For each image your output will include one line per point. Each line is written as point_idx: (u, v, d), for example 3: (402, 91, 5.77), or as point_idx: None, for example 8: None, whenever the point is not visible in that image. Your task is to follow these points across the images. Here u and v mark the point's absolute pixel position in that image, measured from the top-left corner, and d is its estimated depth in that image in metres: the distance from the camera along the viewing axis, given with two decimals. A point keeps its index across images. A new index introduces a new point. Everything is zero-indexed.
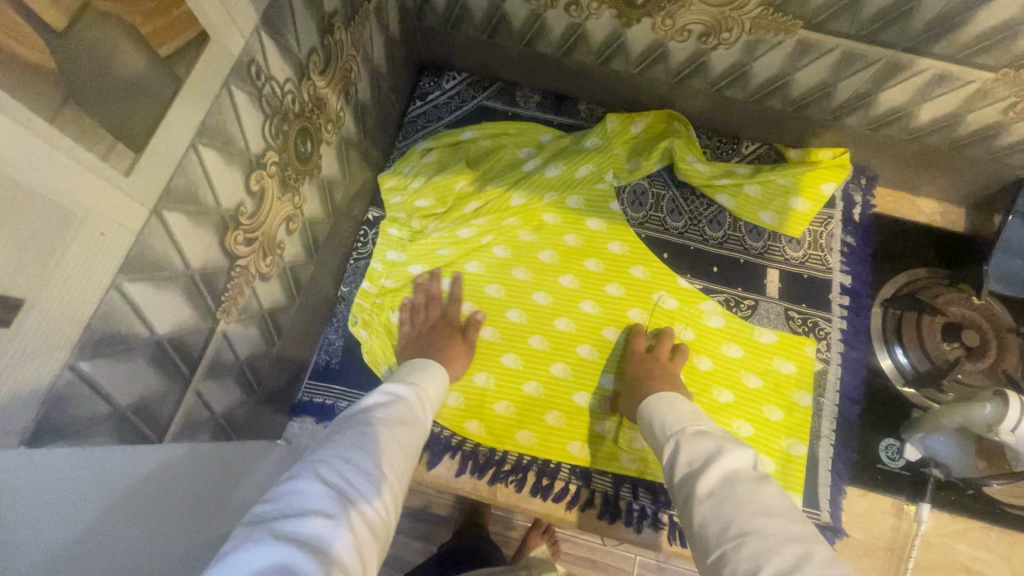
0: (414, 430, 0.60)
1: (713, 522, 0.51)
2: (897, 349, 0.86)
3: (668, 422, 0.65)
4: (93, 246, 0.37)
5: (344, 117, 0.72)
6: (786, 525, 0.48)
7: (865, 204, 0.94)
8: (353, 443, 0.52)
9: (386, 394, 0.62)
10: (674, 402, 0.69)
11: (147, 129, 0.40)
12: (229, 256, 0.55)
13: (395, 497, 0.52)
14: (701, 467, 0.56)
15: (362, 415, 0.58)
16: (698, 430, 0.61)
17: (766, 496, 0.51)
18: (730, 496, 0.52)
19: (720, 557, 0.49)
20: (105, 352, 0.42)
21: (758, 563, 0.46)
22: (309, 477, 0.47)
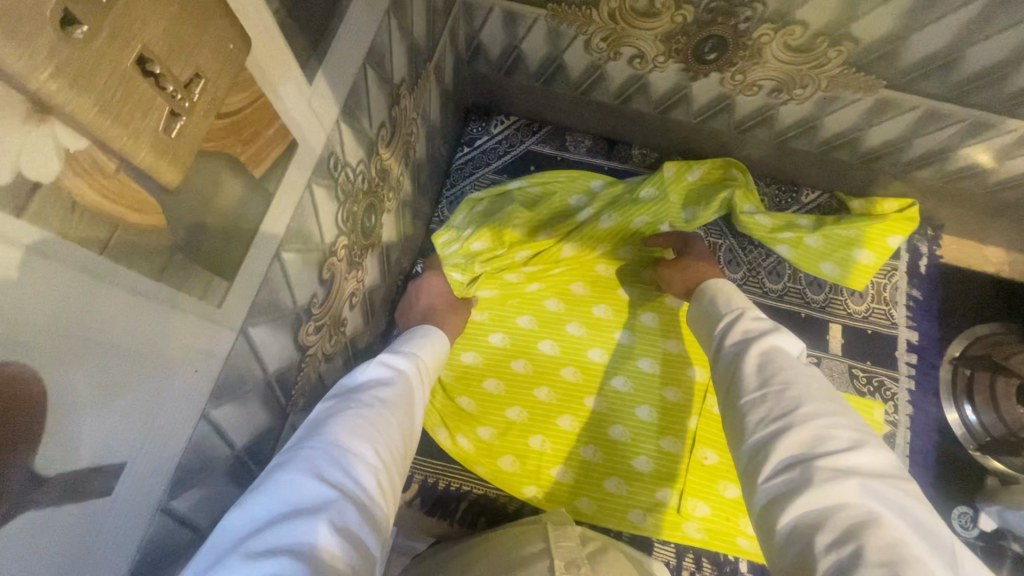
0: (410, 404, 0.54)
1: (757, 372, 0.51)
2: (967, 406, 0.83)
3: (727, 303, 0.65)
4: (188, 384, 0.35)
5: (403, 180, 0.70)
6: (831, 393, 0.47)
7: (931, 254, 0.91)
8: (348, 425, 0.45)
9: (380, 369, 0.55)
10: (733, 291, 0.68)
11: (240, 256, 0.37)
12: (301, 348, 0.52)
13: (393, 481, 0.46)
14: (754, 335, 0.56)
15: (355, 393, 0.50)
16: (754, 314, 0.60)
17: (814, 371, 0.50)
18: (778, 357, 0.51)
19: (758, 396, 0.48)
20: (194, 483, 0.40)
21: (799, 404, 0.45)
22: (298, 472, 0.39)
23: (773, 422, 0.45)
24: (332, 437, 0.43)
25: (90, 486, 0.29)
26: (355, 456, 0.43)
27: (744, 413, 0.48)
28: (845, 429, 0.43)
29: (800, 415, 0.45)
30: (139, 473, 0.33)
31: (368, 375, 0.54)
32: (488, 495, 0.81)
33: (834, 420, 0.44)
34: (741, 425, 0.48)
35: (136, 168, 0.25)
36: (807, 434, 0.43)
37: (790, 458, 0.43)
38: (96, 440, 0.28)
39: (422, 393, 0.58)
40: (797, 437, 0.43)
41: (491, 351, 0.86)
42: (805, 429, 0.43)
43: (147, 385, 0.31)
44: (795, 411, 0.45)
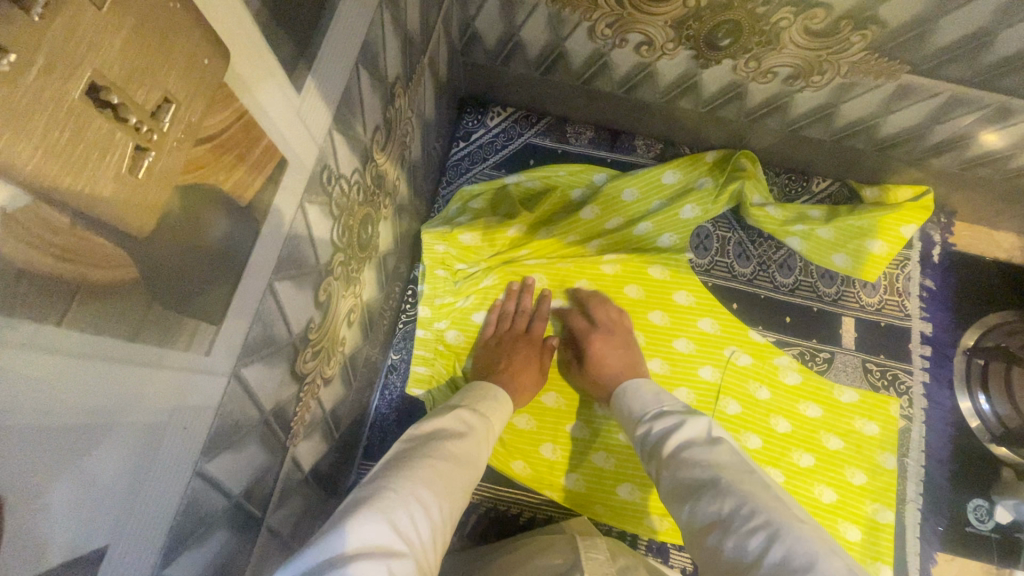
0: (479, 460, 0.52)
1: (677, 485, 0.53)
2: (980, 395, 0.81)
3: (635, 405, 0.65)
4: (176, 445, 0.31)
5: (399, 183, 0.65)
6: (741, 477, 0.49)
7: (944, 242, 0.88)
8: (422, 472, 0.45)
9: (457, 419, 0.55)
10: (646, 385, 0.68)
11: (229, 294, 0.33)
12: (299, 378, 0.48)
13: (450, 538, 0.44)
14: (669, 444, 0.57)
15: (432, 437, 0.50)
16: (661, 413, 0.62)
17: (726, 462, 0.52)
18: (692, 465, 0.53)
19: (688, 509, 0.50)
20: (189, 545, 0.36)
21: (719, 510, 0.47)
22: (367, 512, 0.39)
23: (709, 536, 0.47)
24: (406, 481, 0.43)
25: None
26: (422, 507, 0.42)
27: (686, 531, 0.50)
28: (759, 518, 0.44)
29: (729, 520, 0.46)
30: (123, 557, 0.29)
31: (446, 422, 0.54)
32: (498, 507, 0.79)
33: (751, 515, 0.45)
34: (693, 544, 0.49)
35: (97, 220, 0.21)
36: (736, 540, 0.44)
37: (735, 568, 0.43)
38: (68, 533, 0.24)
39: (490, 451, 0.56)
40: (730, 546, 0.44)
41: None
42: (730, 541, 0.44)
43: (127, 456, 0.27)
44: (722, 519, 0.46)
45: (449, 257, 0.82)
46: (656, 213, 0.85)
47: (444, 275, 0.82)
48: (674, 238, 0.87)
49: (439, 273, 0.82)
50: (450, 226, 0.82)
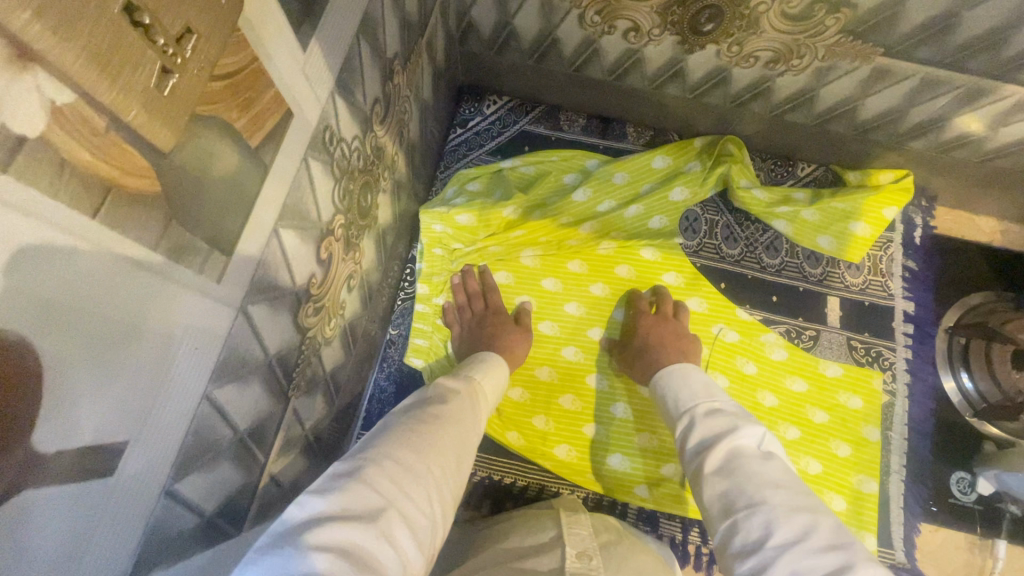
0: (470, 422, 0.54)
1: (722, 492, 0.52)
2: (962, 373, 0.84)
3: (682, 399, 0.65)
4: (187, 362, 0.34)
5: (398, 159, 0.69)
6: (798, 500, 0.48)
7: (926, 225, 0.91)
8: (407, 438, 0.47)
9: (442, 387, 0.57)
10: (687, 375, 0.68)
11: (239, 228, 0.36)
12: (301, 330, 0.51)
13: (447, 495, 0.46)
14: (716, 439, 0.57)
15: (416, 407, 0.52)
16: (710, 411, 0.61)
17: (783, 477, 0.51)
18: (738, 469, 0.52)
19: (730, 524, 0.49)
20: (197, 467, 0.38)
21: (767, 531, 0.46)
22: (352, 476, 0.41)
23: (751, 556, 0.45)
24: (390, 446, 0.45)
25: (89, 466, 0.28)
26: (409, 467, 0.44)
27: (727, 546, 0.49)
28: (823, 553, 0.43)
29: (774, 547, 0.45)
30: (138, 458, 0.31)
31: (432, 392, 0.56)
32: (492, 477, 0.81)
33: (808, 549, 0.44)
34: (727, 560, 0.48)
35: (128, 127, 0.24)
36: (784, 569, 0.43)
37: None
38: (92, 419, 0.27)
39: (482, 416, 0.58)
40: (776, 573, 0.43)
41: None
42: (780, 566, 0.43)
43: (144, 361, 0.30)
44: (766, 545, 0.45)
45: (445, 237, 0.85)
46: (646, 196, 0.89)
47: (439, 253, 0.86)
48: (663, 221, 0.90)
49: (434, 250, 0.86)
50: (447, 207, 0.85)
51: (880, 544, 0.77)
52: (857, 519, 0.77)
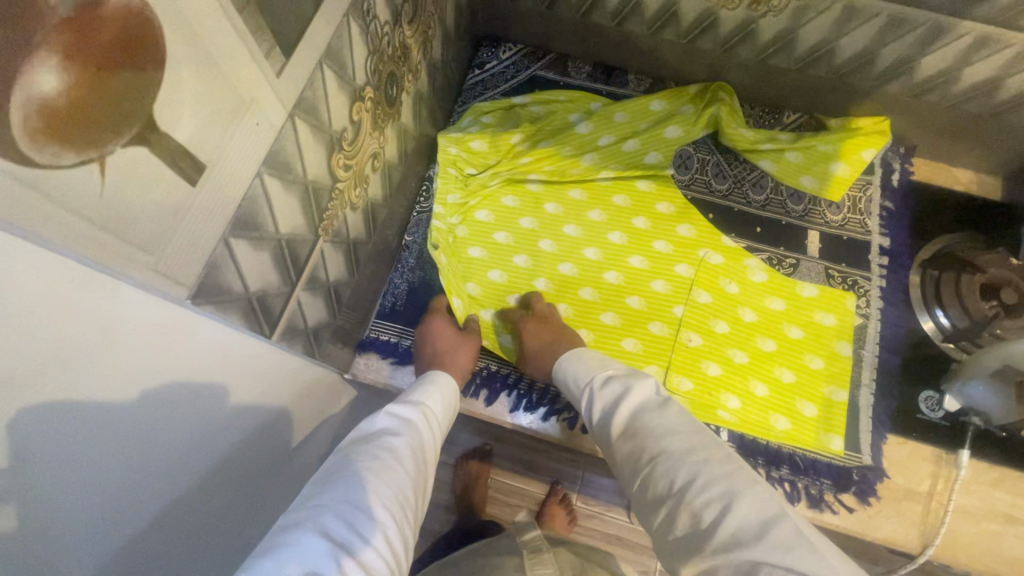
0: (418, 453, 0.62)
1: (631, 452, 0.58)
2: (937, 311, 0.89)
3: (581, 376, 0.70)
4: (251, 133, 0.43)
5: (421, 70, 0.79)
6: (687, 440, 0.55)
7: (904, 171, 0.98)
8: (358, 489, 0.53)
9: (388, 419, 0.63)
10: (583, 357, 0.73)
11: (295, 38, 0.46)
12: (333, 176, 0.61)
13: (402, 535, 0.53)
14: (614, 410, 0.63)
15: (361, 447, 0.58)
16: (605, 379, 0.67)
17: (673, 426, 0.57)
18: (638, 429, 0.58)
19: (642, 478, 0.55)
20: (247, 236, 0.47)
21: (671, 477, 0.53)
22: (306, 536, 0.47)
23: (663, 504, 0.52)
24: (343, 498, 0.51)
25: (183, 165, 0.37)
26: (363, 518, 0.50)
27: (643, 501, 0.55)
28: (713, 486, 0.49)
29: (677, 493, 0.51)
30: (210, 191, 0.41)
31: (380, 427, 0.62)
32: (491, 367, 0.87)
33: (703, 484, 0.50)
34: (647, 516, 0.55)
35: None
36: (687, 514, 0.49)
37: (687, 537, 0.49)
38: (188, 127, 0.37)
39: (431, 443, 0.66)
40: (684, 517, 0.50)
41: (496, 246, 0.93)
42: (685, 509, 0.50)
43: (225, 108, 0.40)
44: (670, 492, 0.52)
45: (459, 159, 0.94)
46: (642, 133, 0.98)
47: (454, 173, 0.93)
48: (659, 156, 0.97)
49: (449, 171, 0.93)
50: (462, 133, 0.95)
51: (848, 448, 0.82)
52: (826, 423, 0.83)
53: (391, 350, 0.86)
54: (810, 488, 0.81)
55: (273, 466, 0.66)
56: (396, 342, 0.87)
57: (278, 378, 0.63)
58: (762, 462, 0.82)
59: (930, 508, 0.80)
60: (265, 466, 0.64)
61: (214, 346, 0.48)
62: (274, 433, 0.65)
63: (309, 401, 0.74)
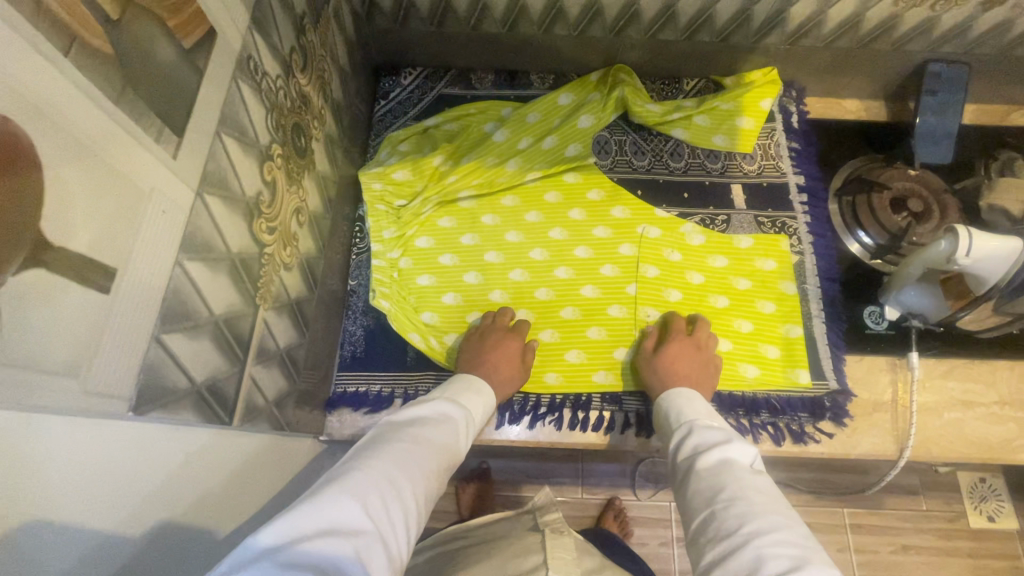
0: (451, 450, 0.66)
1: (709, 492, 0.60)
2: (861, 233, 0.96)
3: (683, 412, 0.73)
4: (159, 222, 0.41)
5: (326, 113, 0.77)
6: (772, 504, 0.57)
7: (800, 112, 1.05)
8: (395, 461, 0.57)
9: (436, 409, 0.69)
10: (692, 399, 0.75)
11: (185, 114, 0.44)
12: (258, 242, 0.58)
13: (418, 517, 0.56)
14: (705, 448, 0.65)
15: (403, 429, 0.64)
16: (706, 424, 0.69)
17: (758, 484, 0.59)
18: (726, 475, 0.60)
19: (710, 515, 0.58)
20: (181, 328, 0.45)
21: (742, 521, 0.55)
22: (345, 491, 0.52)
23: (725, 544, 0.54)
24: (378, 468, 0.56)
25: (89, 275, 0.34)
26: (393, 488, 0.54)
27: (701, 536, 0.58)
28: (786, 546, 0.52)
29: (744, 536, 0.54)
30: (128, 293, 0.38)
31: (425, 414, 0.67)
32: None
33: (775, 538, 0.53)
34: (702, 547, 0.57)
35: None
36: (751, 555, 0.52)
37: None
38: (87, 234, 0.34)
39: (466, 444, 0.69)
40: (745, 559, 0.52)
41: (443, 269, 0.92)
42: (749, 551, 0.52)
43: (123, 204, 0.37)
44: (738, 533, 0.54)
45: (385, 192, 0.93)
46: (557, 127, 1.00)
47: (384, 208, 0.92)
48: (580, 147, 1.00)
49: (378, 207, 0.92)
50: (383, 166, 0.93)
51: (814, 378, 0.87)
52: (789, 361, 0.87)
53: (361, 399, 0.84)
54: (791, 425, 0.85)
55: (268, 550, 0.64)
56: (365, 390, 0.84)
57: (251, 462, 0.60)
58: (743, 412, 0.85)
59: (898, 412, 0.86)
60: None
61: (176, 451, 0.45)
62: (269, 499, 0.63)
63: (291, 474, 0.71)
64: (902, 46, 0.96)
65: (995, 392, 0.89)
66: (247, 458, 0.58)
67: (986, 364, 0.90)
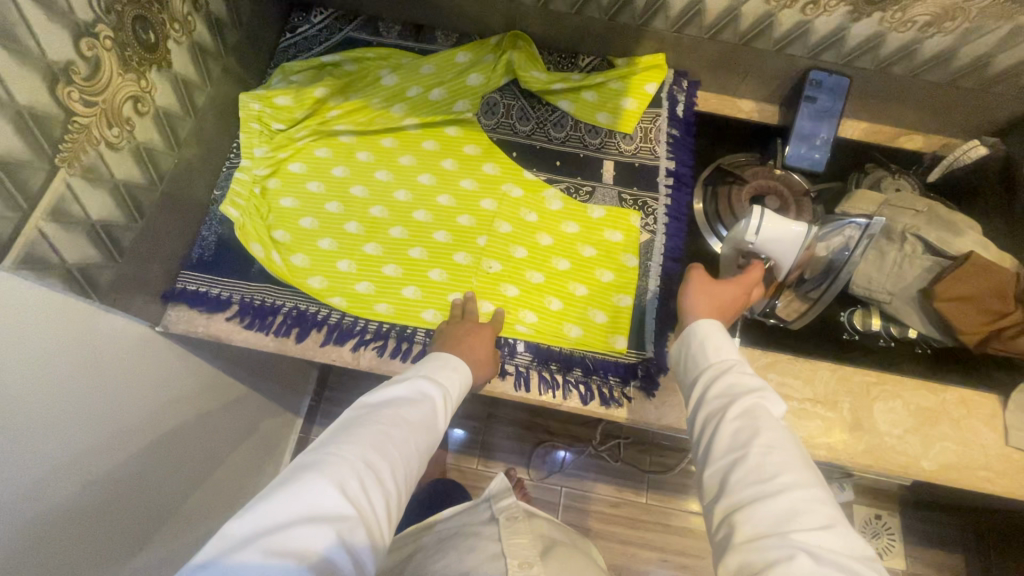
0: (431, 428, 0.68)
1: (737, 437, 0.58)
2: (723, 232, 0.97)
3: (720, 348, 0.68)
4: None
5: (192, 21, 0.86)
6: (806, 461, 0.56)
7: (689, 102, 1.08)
8: (373, 445, 0.61)
9: (415, 388, 0.70)
10: (724, 334, 0.70)
11: None
12: (65, 107, 0.65)
13: (398, 496, 0.61)
14: (734, 395, 0.62)
15: (381, 408, 0.66)
16: (742, 368, 0.65)
17: (778, 437, 0.57)
18: (760, 424, 0.58)
19: (738, 460, 0.56)
20: None
21: (779, 472, 0.54)
22: (321, 478, 0.55)
23: (756, 490, 0.53)
24: (358, 454, 0.59)
25: None
26: (370, 475, 0.58)
27: (725, 476, 0.56)
28: (822, 502, 0.52)
29: (783, 484, 0.53)
30: None
31: (404, 393, 0.69)
32: (300, 307, 0.90)
33: (808, 493, 0.52)
34: (719, 489, 0.57)
35: None
36: (788, 504, 0.51)
37: (769, 528, 0.51)
38: None
39: (445, 418, 0.72)
40: (778, 509, 0.51)
41: (307, 195, 0.97)
42: (785, 504, 0.51)
43: None
44: (772, 482, 0.53)
45: (265, 114, 0.99)
46: (447, 82, 1.05)
47: (257, 127, 0.98)
48: (467, 105, 1.04)
49: (253, 125, 0.98)
50: (267, 90, 1.00)
51: (632, 346, 0.90)
52: (612, 327, 0.90)
53: (199, 299, 0.88)
54: (601, 387, 0.87)
55: (66, 409, 0.68)
56: (205, 291, 0.89)
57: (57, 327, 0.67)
58: (557, 367, 0.88)
59: None
60: (47, 410, 0.66)
61: None
62: (95, 367, 0.73)
63: (110, 354, 0.76)
64: (783, 48, 0.99)
65: (812, 391, 0.90)
66: (40, 308, 0.64)
67: (810, 363, 0.91)
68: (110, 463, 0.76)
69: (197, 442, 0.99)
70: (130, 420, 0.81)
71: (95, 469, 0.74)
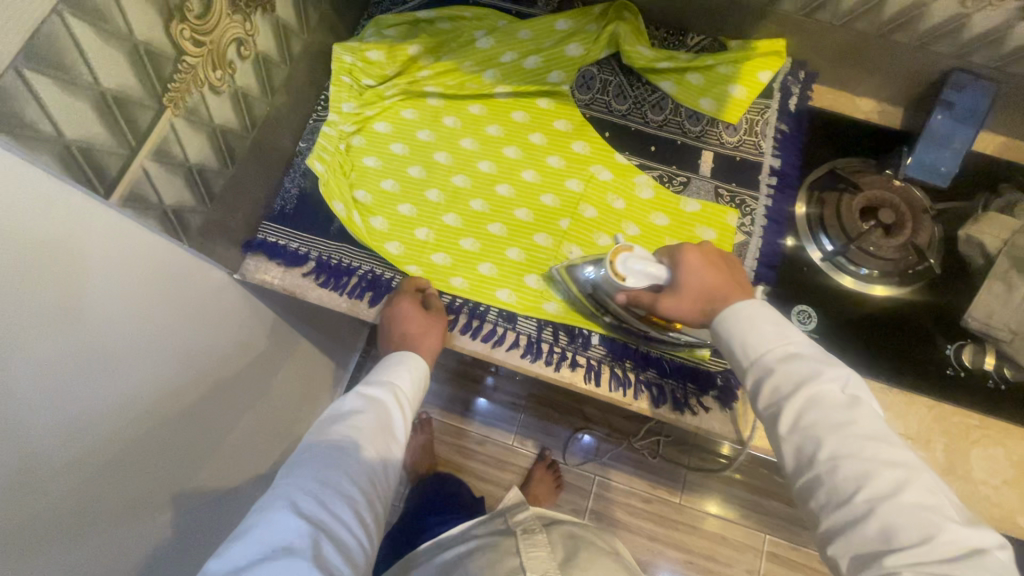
0: (387, 432, 0.71)
1: (806, 445, 0.54)
2: (824, 239, 0.90)
3: (749, 342, 0.62)
4: None
5: None
6: (883, 453, 0.51)
7: (803, 96, 0.99)
8: (329, 463, 0.63)
9: (358, 399, 0.72)
10: (756, 317, 0.63)
11: None
12: (175, 45, 0.64)
13: (367, 505, 0.63)
14: (791, 391, 0.57)
15: (334, 426, 0.68)
16: (776, 356, 0.60)
17: (897, 458, 0.52)
18: (822, 424, 0.54)
19: (813, 477, 0.53)
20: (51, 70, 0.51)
21: (859, 483, 0.50)
22: (277, 511, 0.57)
23: (839, 513, 0.50)
24: (311, 478, 0.61)
25: None
26: (329, 495, 0.60)
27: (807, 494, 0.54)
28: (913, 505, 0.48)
29: (864, 506, 0.49)
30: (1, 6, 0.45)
31: (351, 406, 0.71)
32: (375, 271, 0.88)
33: (894, 504, 0.48)
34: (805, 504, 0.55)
35: None
36: (875, 525, 0.48)
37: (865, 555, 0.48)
38: None
39: (399, 416, 0.74)
40: (868, 532, 0.48)
41: (391, 156, 0.94)
42: (872, 526, 0.48)
43: None
44: (859, 499, 0.50)
45: (357, 67, 0.96)
46: (544, 49, 0.99)
47: (347, 80, 0.95)
48: (563, 77, 0.98)
49: (343, 78, 0.95)
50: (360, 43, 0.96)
51: (713, 353, 0.84)
52: None
53: (277, 251, 0.88)
54: (675, 392, 0.83)
55: (145, 355, 0.69)
56: (284, 245, 0.88)
57: (145, 272, 0.67)
58: (630, 365, 0.85)
59: None
60: (127, 354, 0.66)
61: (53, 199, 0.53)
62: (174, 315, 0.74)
63: (189, 301, 0.77)
64: (926, 44, 0.88)
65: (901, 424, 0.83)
66: (134, 245, 0.64)
67: (905, 395, 0.84)
68: (181, 410, 0.77)
69: (254, 386, 1.00)
70: (199, 370, 0.82)
71: (168, 420, 0.75)
